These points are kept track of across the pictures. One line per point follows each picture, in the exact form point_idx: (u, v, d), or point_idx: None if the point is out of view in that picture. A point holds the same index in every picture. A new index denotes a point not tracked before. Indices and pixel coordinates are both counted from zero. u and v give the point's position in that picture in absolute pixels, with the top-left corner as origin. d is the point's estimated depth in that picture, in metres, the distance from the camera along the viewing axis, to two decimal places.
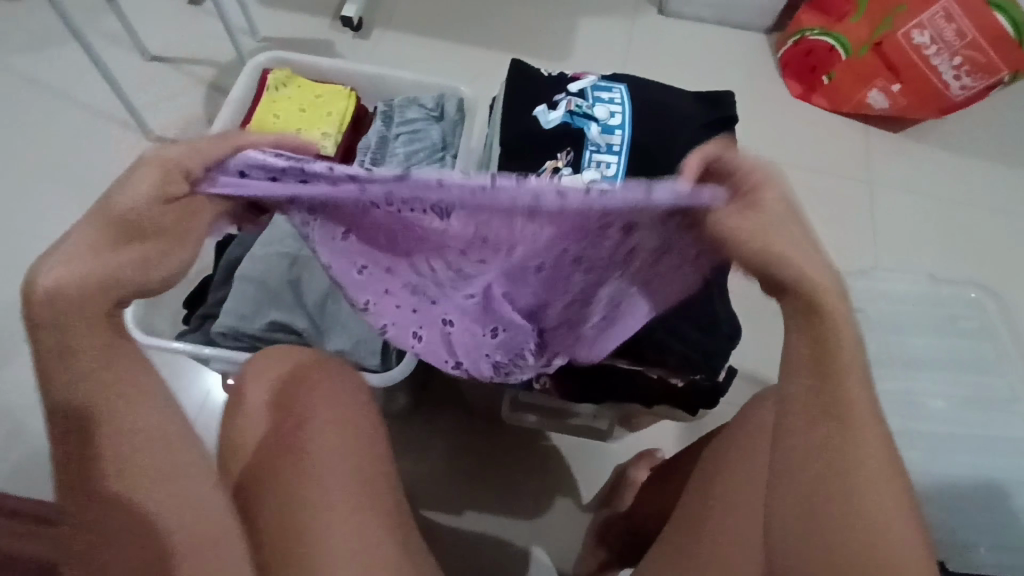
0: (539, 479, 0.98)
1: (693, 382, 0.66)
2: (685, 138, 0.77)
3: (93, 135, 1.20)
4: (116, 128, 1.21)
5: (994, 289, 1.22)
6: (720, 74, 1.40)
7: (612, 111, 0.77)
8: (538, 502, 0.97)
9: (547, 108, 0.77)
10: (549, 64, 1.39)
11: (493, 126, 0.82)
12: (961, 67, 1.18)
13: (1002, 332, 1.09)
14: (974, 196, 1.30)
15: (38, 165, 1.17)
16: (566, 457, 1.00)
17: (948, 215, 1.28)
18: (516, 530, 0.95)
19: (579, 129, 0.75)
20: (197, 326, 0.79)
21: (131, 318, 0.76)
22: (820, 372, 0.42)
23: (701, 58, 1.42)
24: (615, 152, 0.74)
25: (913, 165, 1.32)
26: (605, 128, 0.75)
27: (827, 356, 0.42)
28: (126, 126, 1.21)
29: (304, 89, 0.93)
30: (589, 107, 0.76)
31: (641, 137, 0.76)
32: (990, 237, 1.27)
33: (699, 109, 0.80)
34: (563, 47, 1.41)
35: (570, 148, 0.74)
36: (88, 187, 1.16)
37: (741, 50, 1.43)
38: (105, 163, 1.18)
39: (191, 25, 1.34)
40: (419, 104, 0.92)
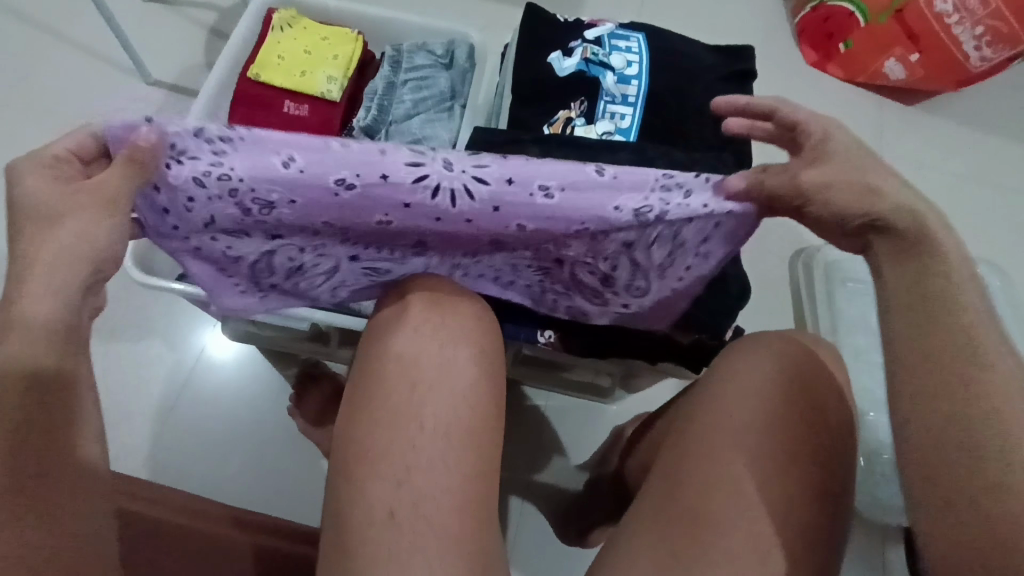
0: (529, 436, 0.94)
1: (697, 340, 0.66)
2: (705, 88, 0.75)
3: (70, 73, 1.09)
4: (97, 66, 1.10)
5: (1004, 264, 1.15)
6: (748, 27, 1.29)
7: (630, 60, 0.75)
8: (536, 461, 0.93)
9: (562, 54, 0.76)
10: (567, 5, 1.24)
11: (505, 71, 0.81)
12: (982, 37, 1.10)
13: (1005, 310, 1.03)
14: (993, 168, 1.22)
15: (9, 102, 1.06)
16: (560, 419, 0.96)
17: (963, 183, 1.20)
18: (510, 486, 0.91)
19: (593, 77, 0.74)
20: None
21: (132, 255, 0.74)
22: (925, 354, 0.42)
23: (733, 7, 1.31)
24: (629, 104, 0.73)
25: (934, 128, 1.24)
26: (620, 78, 0.74)
27: (941, 358, 0.42)
28: (113, 63, 1.11)
29: (309, 30, 0.89)
30: (606, 55, 0.75)
31: (658, 86, 0.74)
32: (1008, 210, 1.19)
33: (719, 60, 0.77)
34: None
35: (584, 98, 0.74)
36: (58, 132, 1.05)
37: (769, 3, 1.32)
38: (83, 105, 1.07)
39: None
40: (427, 50, 0.89)
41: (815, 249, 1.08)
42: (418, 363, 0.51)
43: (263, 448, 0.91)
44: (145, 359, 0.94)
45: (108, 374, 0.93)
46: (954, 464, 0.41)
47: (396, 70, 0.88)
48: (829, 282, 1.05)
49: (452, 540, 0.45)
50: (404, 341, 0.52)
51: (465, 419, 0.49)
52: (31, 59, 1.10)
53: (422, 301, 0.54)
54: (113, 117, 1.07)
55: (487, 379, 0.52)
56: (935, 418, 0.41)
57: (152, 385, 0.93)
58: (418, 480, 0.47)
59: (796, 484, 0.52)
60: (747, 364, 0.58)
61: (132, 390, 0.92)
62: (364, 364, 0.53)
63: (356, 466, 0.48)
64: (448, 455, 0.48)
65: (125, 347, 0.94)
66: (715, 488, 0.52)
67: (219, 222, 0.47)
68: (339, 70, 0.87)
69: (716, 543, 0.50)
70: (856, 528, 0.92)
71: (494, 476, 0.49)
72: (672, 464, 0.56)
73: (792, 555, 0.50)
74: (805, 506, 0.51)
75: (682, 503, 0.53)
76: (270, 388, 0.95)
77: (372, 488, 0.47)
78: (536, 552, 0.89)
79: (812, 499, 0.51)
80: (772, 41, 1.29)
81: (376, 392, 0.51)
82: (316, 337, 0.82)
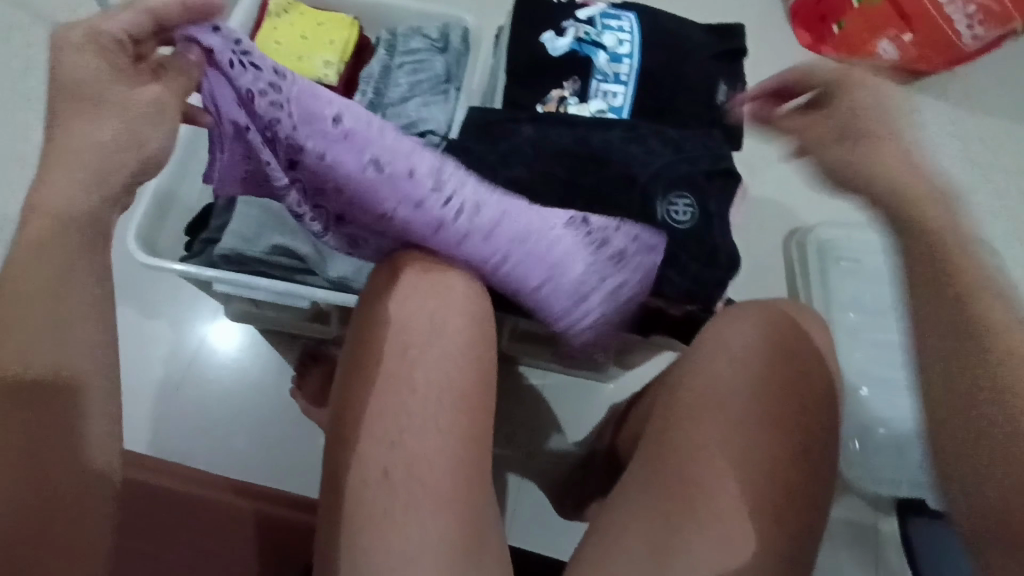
0: (526, 413, 0.96)
1: (688, 312, 0.68)
2: (697, 66, 0.76)
3: None
4: None
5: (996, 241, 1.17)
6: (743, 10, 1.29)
7: (621, 39, 0.76)
8: (533, 438, 0.95)
9: (555, 34, 0.77)
10: None
11: (499, 53, 0.82)
12: (975, 16, 1.10)
13: None
14: (987, 147, 1.23)
15: None
16: (557, 396, 0.98)
17: (957, 162, 1.21)
18: (508, 461, 0.93)
19: (586, 57, 0.75)
20: (198, 251, 0.77)
21: (134, 237, 0.75)
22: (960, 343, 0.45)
23: None
24: (621, 82, 0.74)
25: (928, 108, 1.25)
26: (612, 57, 0.75)
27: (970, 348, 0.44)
28: None
29: (306, 15, 0.90)
30: (598, 35, 0.76)
31: (649, 65, 0.75)
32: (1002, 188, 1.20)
33: (710, 38, 0.78)
34: None
35: (577, 77, 0.75)
36: None
37: None
38: None
39: None
40: (423, 34, 0.90)
41: (809, 228, 1.09)
42: (416, 336, 0.53)
43: (265, 427, 0.93)
44: (147, 340, 0.96)
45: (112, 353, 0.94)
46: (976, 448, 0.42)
47: (392, 54, 0.89)
48: (822, 260, 1.06)
49: (446, 498, 0.47)
50: (395, 308, 0.54)
51: (459, 385, 0.51)
52: None
53: (414, 272, 0.56)
54: None
55: (477, 344, 0.53)
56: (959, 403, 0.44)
57: (153, 366, 0.94)
58: (412, 441, 0.49)
59: (785, 449, 0.53)
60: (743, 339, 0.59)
61: (135, 371, 0.94)
62: (360, 334, 0.55)
63: (353, 429, 0.50)
64: (441, 418, 0.49)
65: (129, 327, 0.96)
66: (697, 445, 0.54)
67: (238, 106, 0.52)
68: (336, 54, 0.88)
69: (710, 510, 0.51)
70: (850, 502, 0.94)
71: (487, 438, 0.51)
72: (663, 432, 0.57)
73: (773, 507, 0.51)
74: (794, 470, 0.53)
75: (675, 470, 0.54)
76: (270, 370, 0.96)
77: (370, 450, 0.49)
78: (533, 526, 0.91)
79: (794, 456, 0.53)
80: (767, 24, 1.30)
81: (371, 358, 0.52)
82: (317, 317, 0.84)
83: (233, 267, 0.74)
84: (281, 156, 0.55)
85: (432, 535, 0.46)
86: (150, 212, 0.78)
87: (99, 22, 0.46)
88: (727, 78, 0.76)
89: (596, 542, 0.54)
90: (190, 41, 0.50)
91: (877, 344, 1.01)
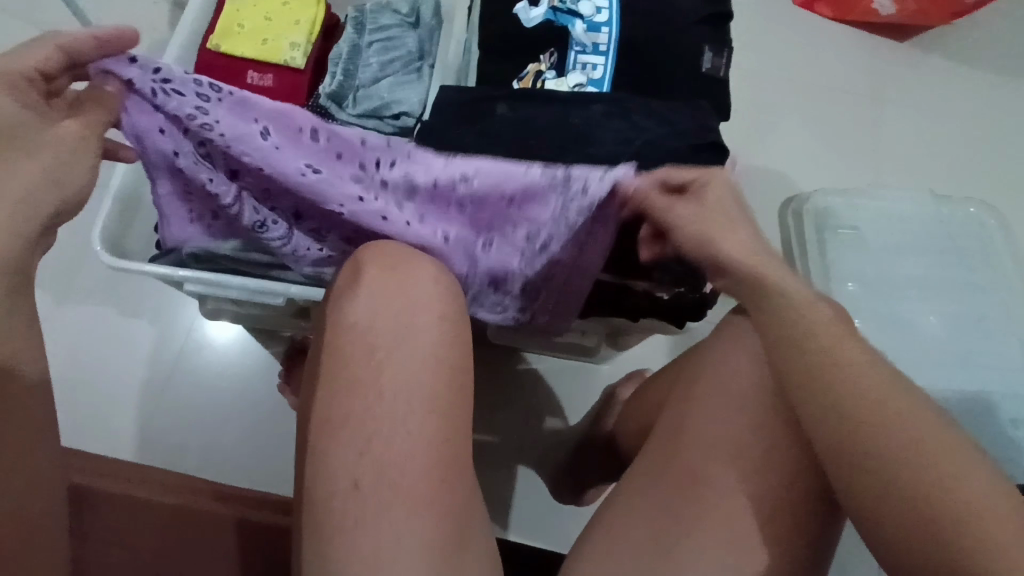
0: (519, 400, 0.94)
1: (677, 295, 0.65)
2: (680, 32, 0.71)
3: None
4: None
5: (1000, 203, 1.13)
6: None
7: (599, 7, 0.71)
8: (527, 424, 0.93)
9: (529, 4, 0.72)
10: None
11: (473, 28, 0.78)
12: None
13: (1000, 249, 1.02)
14: (989, 104, 1.19)
15: None
16: (550, 381, 0.96)
17: (957, 121, 1.17)
18: (503, 449, 0.92)
19: (562, 28, 0.71)
20: (167, 251, 0.74)
21: (100, 239, 0.72)
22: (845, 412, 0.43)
23: None
24: (601, 53, 0.70)
25: (926, 64, 1.20)
26: (590, 26, 0.71)
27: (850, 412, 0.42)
28: None
29: None
30: (574, 2, 0.71)
31: (630, 33, 0.71)
32: (1004, 147, 1.16)
33: (694, 1, 0.73)
34: None
35: (554, 49, 0.72)
36: None
37: None
38: None
39: None
40: (393, 9, 0.86)
41: (805, 196, 1.05)
42: (383, 337, 0.50)
43: (253, 425, 0.91)
44: (128, 341, 0.93)
45: (95, 357, 0.92)
46: (895, 500, 0.41)
47: (361, 31, 0.85)
48: (819, 230, 1.03)
49: (421, 507, 0.45)
50: (364, 308, 0.51)
51: (431, 385, 0.48)
52: None
53: (375, 268, 0.53)
54: None
55: (449, 340, 0.51)
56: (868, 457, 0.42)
57: (137, 367, 0.92)
58: (382, 447, 0.46)
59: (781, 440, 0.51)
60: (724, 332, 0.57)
61: (118, 374, 0.92)
62: (329, 335, 0.52)
63: (321, 437, 0.48)
64: (412, 420, 0.47)
65: (110, 327, 0.94)
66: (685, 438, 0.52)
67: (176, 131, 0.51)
68: (302, 36, 0.84)
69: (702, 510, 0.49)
70: None
71: (463, 439, 0.49)
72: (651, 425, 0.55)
73: (774, 499, 0.49)
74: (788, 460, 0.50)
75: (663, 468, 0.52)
76: (257, 367, 0.94)
77: (338, 457, 0.46)
78: (529, 514, 0.89)
79: (794, 443, 0.50)
80: None
81: (337, 361, 0.50)
82: (297, 313, 0.81)
83: (204, 266, 0.71)
84: (220, 166, 0.54)
85: (407, 544, 0.44)
86: (115, 211, 0.74)
87: (19, 61, 0.44)
88: (713, 43, 0.72)
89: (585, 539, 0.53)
90: (106, 73, 0.47)
91: (879, 315, 0.98)
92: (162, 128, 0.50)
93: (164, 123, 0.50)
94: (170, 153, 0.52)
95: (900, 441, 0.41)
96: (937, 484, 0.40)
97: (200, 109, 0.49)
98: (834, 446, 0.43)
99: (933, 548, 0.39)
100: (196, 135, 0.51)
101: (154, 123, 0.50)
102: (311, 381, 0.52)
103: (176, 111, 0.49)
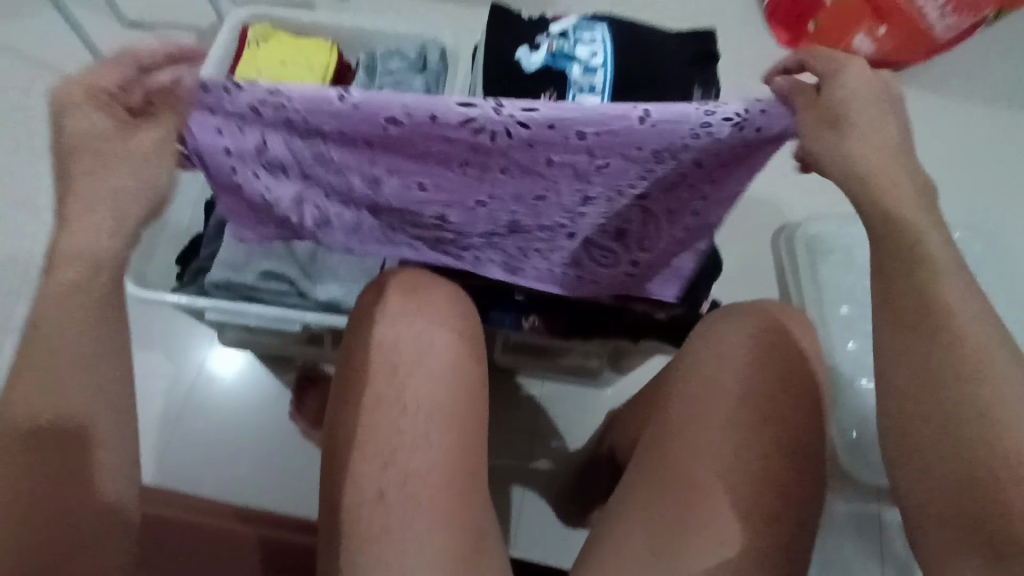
0: (525, 424, 0.96)
1: (674, 315, 0.69)
2: (670, 73, 0.77)
3: None
4: None
5: (985, 226, 1.17)
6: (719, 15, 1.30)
7: (594, 51, 0.77)
8: (534, 448, 0.95)
9: (529, 49, 0.78)
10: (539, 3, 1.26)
11: (477, 72, 0.83)
12: (946, 7, 1.11)
13: (985, 270, 1.06)
14: (968, 133, 1.24)
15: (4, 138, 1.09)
16: (555, 405, 0.98)
17: (940, 149, 1.22)
18: (510, 473, 0.94)
19: (560, 70, 0.76)
20: (189, 281, 0.77)
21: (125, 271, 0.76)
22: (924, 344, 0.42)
23: None
24: (597, 93, 0.75)
25: (907, 97, 1.26)
26: (586, 69, 0.76)
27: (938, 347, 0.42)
28: None
29: (284, 44, 0.92)
30: (571, 48, 0.77)
31: (624, 75, 0.76)
32: (987, 172, 1.21)
33: (681, 45, 0.79)
34: None
35: (553, 90, 0.76)
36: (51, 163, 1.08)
37: None
38: None
39: None
40: (401, 55, 0.92)
41: (796, 224, 1.10)
42: (400, 355, 0.53)
43: (267, 453, 0.93)
44: (145, 370, 0.96)
45: None
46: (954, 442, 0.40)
47: (372, 76, 0.90)
48: (811, 256, 1.07)
49: (440, 516, 0.48)
50: (382, 330, 0.54)
51: (447, 400, 0.52)
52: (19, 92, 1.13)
53: (398, 291, 0.57)
54: None
55: (464, 361, 0.54)
56: (926, 392, 0.42)
57: (153, 397, 0.95)
58: (404, 461, 0.49)
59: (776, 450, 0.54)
60: (718, 341, 0.60)
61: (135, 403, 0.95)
62: (350, 356, 0.55)
63: (345, 453, 0.50)
64: (431, 434, 0.50)
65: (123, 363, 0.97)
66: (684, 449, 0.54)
67: (252, 139, 0.46)
68: (316, 80, 0.90)
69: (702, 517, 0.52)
70: (853, 494, 0.94)
71: (479, 452, 0.52)
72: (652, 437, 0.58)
73: (768, 504, 0.52)
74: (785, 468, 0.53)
75: (664, 479, 0.55)
76: (270, 397, 0.97)
77: (362, 471, 0.49)
78: (538, 537, 0.90)
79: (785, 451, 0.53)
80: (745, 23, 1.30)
81: (358, 381, 0.53)
82: (310, 340, 0.84)
83: (224, 295, 0.75)
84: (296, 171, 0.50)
85: (428, 552, 0.46)
86: None
87: (89, 77, 0.42)
88: (701, 82, 0.77)
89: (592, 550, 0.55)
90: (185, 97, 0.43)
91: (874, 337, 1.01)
92: (236, 143, 0.46)
93: (240, 134, 0.46)
94: (250, 165, 0.49)
95: (973, 401, 0.40)
96: (987, 428, 0.39)
97: (269, 115, 0.44)
98: (900, 387, 0.43)
99: (976, 506, 0.39)
100: (276, 144, 0.46)
101: (231, 134, 0.45)
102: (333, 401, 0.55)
103: (249, 119, 0.44)
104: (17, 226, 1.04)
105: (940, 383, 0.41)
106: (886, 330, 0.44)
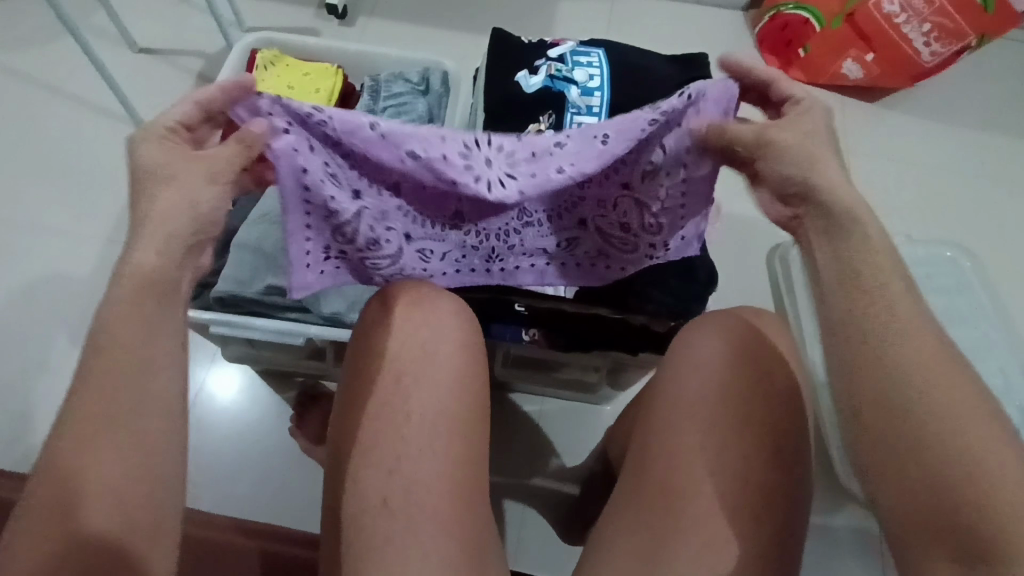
0: (525, 441, 0.97)
1: (671, 327, 0.71)
2: (665, 96, 0.80)
3: (69, 127, 1.15)
4: (94, 117, 1.16)
5: (976, 246, 1.20)
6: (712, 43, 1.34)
7: (591, 74, 0.80)
8: (534, 464, 0.95)
9: (529, 73, 0.81)
10: (538, 31, 1.30)
11: (477, 95, 0.86)
12: (930, 34, 1.16)
13: (978, 289, 1.08)
14: (956, 156, 1.28)
15: (15, 159, 1.12)
16: (555, 421, 0.99)
17: (929, 172, 1.25)
18: (511, 490, 0.94)
19: (559, 92, 0.79)
20: (195, 296, 0.79)
21: None
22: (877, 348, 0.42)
23: (696, 23, 1.36)
24: (594, 114, 0.78)
25: (895, 122, 1.30)
26: (584, 91, 0.79)
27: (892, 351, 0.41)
28: (109, 112, 1.16)
29: (291, 68, 0.95)
30: (569, 71, 0.80)
31: (620, 97, 0.79)
32: (975, 194, 1.24)
33: (675, 69, 0.82)
34: (548, 7, 1.33)
35: (552, 112, 0.78)
36: (59, 183, 1.10)
37: (724, 20, 1.38)
38: (79, 157, 1.12)
39: (165, 11, 1.28)
40: (404, 79, 0.95)
41: (790, 243, 1.12)
42: (402, 364, 0.54)
43: (267, 470, 0.93)
44: None
45: None
46: (916, 449, 0.40)
47: (376, 99, 0.93)
48: (805, 274, 1.09)
49: (444, 522, 0.48)
50: (386, 339, 0.56)
51: (449, 407, 0.53)
52: (31, 115, 1.16)
53: (404, 303, 0.58)
54: (110, 165, 1.12)
55: (466, 370, 0.55)
56: (890, 388, 0.41)
57: None
58: (407, 468, 0.50)
59: (771, 459, 0.54)
60: (702, 346, 0.61)
61: None
62: (355, 365, 0.57)
63: (349, 458, 0.51)
64: (434, 441, 0.51)
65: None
66: (680, 456, 0.55)
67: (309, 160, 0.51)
68: (322, 102, 0.92)
69: (696, 524, 0.52)
70: (852, 511, 0.95)
71: (481, 459, 0.52)
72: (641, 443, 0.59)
73: (760, 511, 0.52)
74: (781, 477, 0.54)
75: (657, 487, 0.55)
76: (268, 415, 0.97)
77: (366, 477, 0.50)
78: (539, 555, 0.90)
79: (773, 460, 0.54)
80: (738, 50, 1.34)
81: (365, 388, 0.54)
82: (312, 355, 0.85)
83: (230, 309, 0.76)
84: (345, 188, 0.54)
85: (433, 557, 0.47)
86: None
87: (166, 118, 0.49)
88: None
89: (593, 558, 0.55)
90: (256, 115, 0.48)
91: None
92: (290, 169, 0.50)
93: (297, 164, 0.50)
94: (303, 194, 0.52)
95: (943, 403, 0.40)
96: (954, 432, 0.39)
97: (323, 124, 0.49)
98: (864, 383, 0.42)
99: (954, 503, 0.38)
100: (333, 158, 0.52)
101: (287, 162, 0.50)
102: (338, 410, 0.56)
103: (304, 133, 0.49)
104: (25, 244, 1.05)
105: (893, 384, 0.41)
106: (848, 332, 0.43)
